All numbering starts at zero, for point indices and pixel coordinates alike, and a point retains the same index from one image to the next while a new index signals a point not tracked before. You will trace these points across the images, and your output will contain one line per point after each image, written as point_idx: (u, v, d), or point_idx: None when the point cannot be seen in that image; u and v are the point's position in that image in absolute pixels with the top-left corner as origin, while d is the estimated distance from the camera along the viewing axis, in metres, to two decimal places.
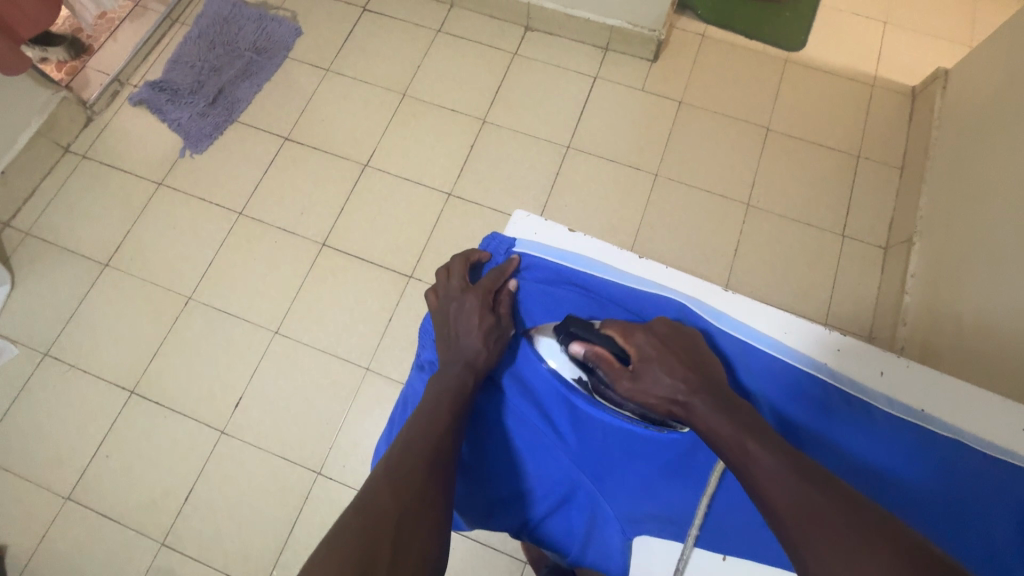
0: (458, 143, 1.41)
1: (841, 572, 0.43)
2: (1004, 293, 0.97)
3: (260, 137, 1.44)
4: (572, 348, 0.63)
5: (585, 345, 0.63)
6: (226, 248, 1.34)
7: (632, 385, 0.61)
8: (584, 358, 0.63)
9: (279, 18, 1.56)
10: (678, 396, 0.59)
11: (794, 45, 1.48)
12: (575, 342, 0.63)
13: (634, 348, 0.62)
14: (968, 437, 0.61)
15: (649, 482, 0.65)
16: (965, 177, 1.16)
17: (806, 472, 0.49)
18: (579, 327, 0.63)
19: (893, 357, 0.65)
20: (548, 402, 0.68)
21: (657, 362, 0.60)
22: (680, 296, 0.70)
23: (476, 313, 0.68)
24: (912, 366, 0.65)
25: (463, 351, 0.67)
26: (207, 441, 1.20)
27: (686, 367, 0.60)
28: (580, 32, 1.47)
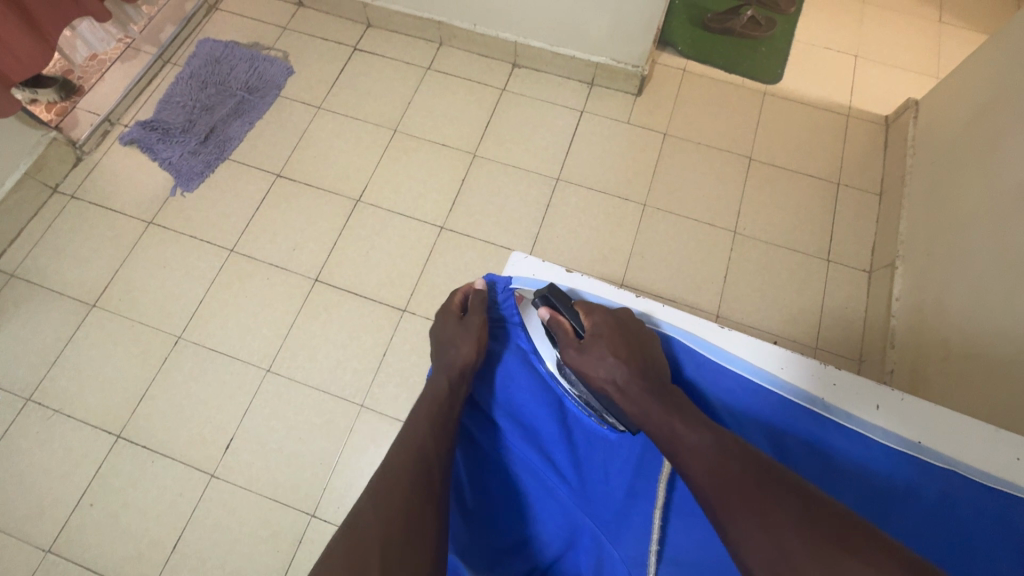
0: (449, 177, 1.43)
1: (754, 525, 0.46)
2: (985, 317, 1.00)
3: (251, 174, 1.45)
4: (540, 311, 0.71)
5: (552, 315, 0.70)
6: (217, 286, 1.33)
7: (578, 356, 0.66)
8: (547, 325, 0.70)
9: (271, 58, 1.59)
10: (615, 375, 0.63)
11: (770, 79, 1.54)
12: (545, 307, 0.71)
13: (591, 326, 0.68)
14: (966, 469, 0.62)
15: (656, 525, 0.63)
16: (941, 203, 1.20)
17: (728, 447, 0.53)
18: (554, 297, 0.70)
19: (887, 390, 0.66)
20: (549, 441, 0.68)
21: (604, 341, 0.66)
22: (675, 333, 0.72)
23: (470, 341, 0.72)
24: (906, 398, 0.66)
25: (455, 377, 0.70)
26: (196, 485, 1.16)
27: (630, 349, 0.65)
28: (567, 69, 1.52)
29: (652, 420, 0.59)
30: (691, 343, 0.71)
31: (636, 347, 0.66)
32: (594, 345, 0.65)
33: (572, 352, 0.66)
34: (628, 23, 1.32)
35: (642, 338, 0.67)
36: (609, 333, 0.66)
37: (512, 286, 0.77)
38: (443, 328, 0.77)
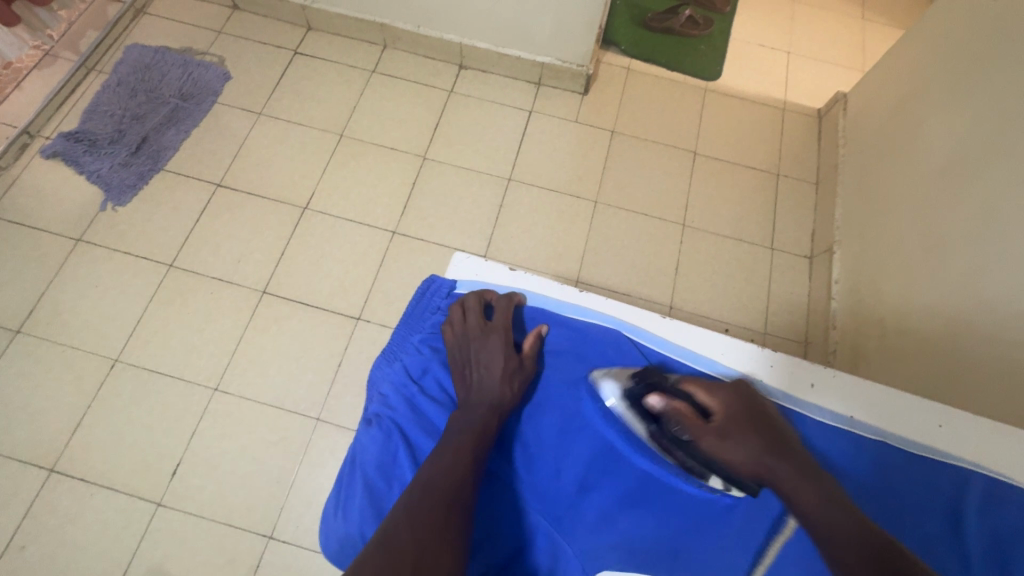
0: (400, 180, 1.41)
1: None
2: (915, 296, 1.06)
3: (189, 185, 1.39)
4: (652, 399, 0.63)
5: (664, 399, 0.63)
6: (156, 303, 1.27)
7: (716, 442, 0.61)
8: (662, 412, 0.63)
9: (205, 63, 1.52)
10: (761, 457, 0.59)
11: (710, 75, 1.59)
12: (655, 394, 0.63)
13: (715, 405, 0.63)
14: (892, 437, 0.66)
15: (608, 514, 0.64)
16: (871, 189, 1.27)
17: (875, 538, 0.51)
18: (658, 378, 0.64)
19: (821, 368, 0.69)
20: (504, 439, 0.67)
21: (737, 421, 0.61)
22: (619, 325, 0.73)
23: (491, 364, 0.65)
24: (838, 374, 0.69)
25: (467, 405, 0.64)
26: (143, 516, 1.10)
27: (758, 425, 0.62)
28: (513, 69, 1.52)
29: (807, 501, 0.56)
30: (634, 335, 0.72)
31: (762, 419, 0.62)
32: (732, 431, 0.61)
33: (711, 442, 0.61)
34: (570, 23, 1.33)
35: (761, 408, 0.64)
36: (737, 415, 0.62)
37: (454, 287, 0.75)
38: (464, 331, 0.68)
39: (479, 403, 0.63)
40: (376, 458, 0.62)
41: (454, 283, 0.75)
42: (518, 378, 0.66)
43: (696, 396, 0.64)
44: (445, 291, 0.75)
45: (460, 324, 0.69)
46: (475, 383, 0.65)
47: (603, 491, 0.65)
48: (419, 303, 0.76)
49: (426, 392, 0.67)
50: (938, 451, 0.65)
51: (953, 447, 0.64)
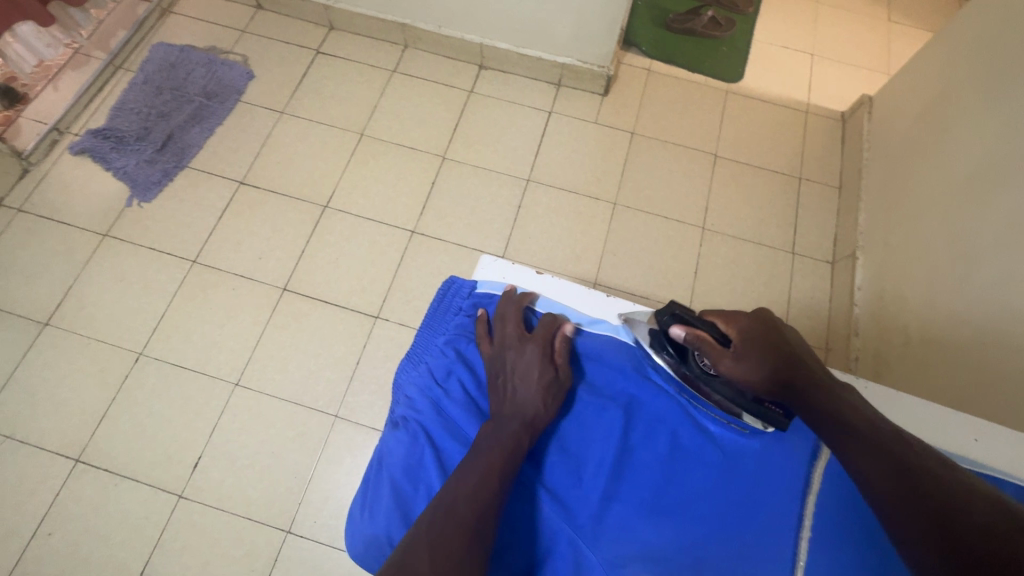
0: (419, 180, 1.41)
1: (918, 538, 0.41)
2: (940, 303, 1.04)
3: (212, 182, 1.41)
4: (675, 329, 0.66)
5: (686, 329, 0.66)
6: (179, 298, 1.29)
7: (733, 364, 0.61)
8: (685, 341, 0.65)
9: (230, 62, 1.54)
10: (779, 378, 0.58)
11: (732, 77, 1.58)
12: (677, 325, 0.66)
13: (736, 332, 0.63)
14: None
15: (632, 520, 0.58)
16: (897, 194, 1.25)
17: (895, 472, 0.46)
18: (683, 310, 0.67)
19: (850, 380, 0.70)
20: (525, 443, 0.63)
21: (758, 343, 0.61)
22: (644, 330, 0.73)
23: (534, 368, 0.65)
24: (869, 386, 0.69)
25: (504, 406, 0.62)
26: (164, 507, 1.12)
27: (771, 341, 0.60)
28: (533, 70, 1.52)
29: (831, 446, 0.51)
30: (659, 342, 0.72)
31: (783, 341, 0.61)
32: (746, 352, 0.61)
33: (725, 363, 0.61)
34: (591, 24, 1.33)
35: (789, 337, 0.62)
36: (759, 338, 0.61)
37: (477, 290, 0.77)
38: (500, 342, 0.68)
39: (511, 416, 0.60)
40: (402, 460, 0.62)
41: (475, 285, 0.78)
42: (553, 393, 0.64)
43: (706, 334, 0.64)
44: (466, 293, 0.77)
45: (496, 338, 0.69)
46: (507, 396, 0.63)
47: (627, 501, 0.60)
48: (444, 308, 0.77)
49: (451, 395, 0.66)
50: (974, 463, 0.63)
51: (989, 459, 0.63)
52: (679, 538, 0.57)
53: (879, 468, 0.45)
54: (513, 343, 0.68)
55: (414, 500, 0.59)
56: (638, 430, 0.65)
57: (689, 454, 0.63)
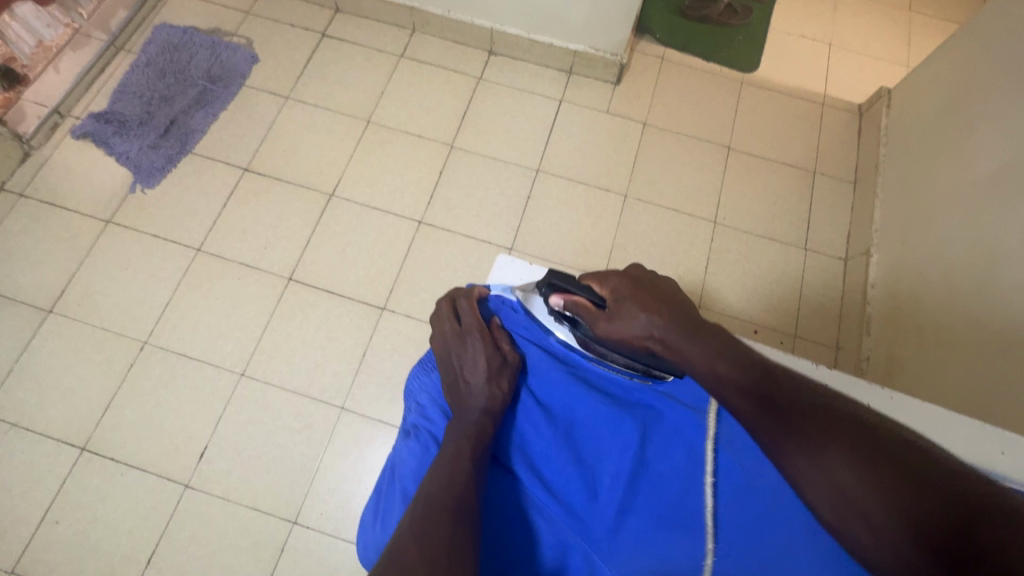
0: (426, 169, 1.39)
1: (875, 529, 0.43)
2: (957, 305, 1.02)
3: (216, 169, 1.38)
4: (552, 300, 0.67)
5: (565, 297, 0.66)
6: (184, 287, 1.27)
7: (609, 324, 0.60)
8: (564, 309, 0.66)
9: (233, 45, 1.51)
10: (652, 331, 0.57)
11: (748, 67, 1.54)
12: (555, 294, 0.66)
13: (609, 291, 0.62)
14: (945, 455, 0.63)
15: (649, 533, 0.57)
16: (914, 191, 1.22)
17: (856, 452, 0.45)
18: (559, 279, 0.66)
19: (876, 389, 0.67)
20: (541, 454, 0.63)
21: (629, 299, 0.59)
22: None
23: (482, 354, 0.68)
24: (895, 396, 0.67)
25: (473, 398, 0.65)
26: (171, 496, 1.12)
27: (638, 289, 0.60)
28: (544, 57, 1.48)
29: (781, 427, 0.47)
30: None
31: (657, 290, 0.60)
32: (620, 309, 0.60)
33: (604, 325, 0.61)
34: (605, 10, 1.29)
35: (665, 287, 0.61)
36: (627, 293, 0.60)
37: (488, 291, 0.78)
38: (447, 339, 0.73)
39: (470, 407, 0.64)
40: (414, 470, 0.60)
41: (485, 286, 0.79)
42: (504, 376, 0.67)
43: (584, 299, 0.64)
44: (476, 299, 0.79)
45: (447, 335, 0.73)
46: (460, 388, 0.67)
47: (643, 515, 0.59)
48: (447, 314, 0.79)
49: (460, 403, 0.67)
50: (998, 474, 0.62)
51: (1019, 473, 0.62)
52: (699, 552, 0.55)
53: (825, 478, 0.45)
54: (458, 335, 0.72)
55: None
56: (656, 442, 0.63)
57: None
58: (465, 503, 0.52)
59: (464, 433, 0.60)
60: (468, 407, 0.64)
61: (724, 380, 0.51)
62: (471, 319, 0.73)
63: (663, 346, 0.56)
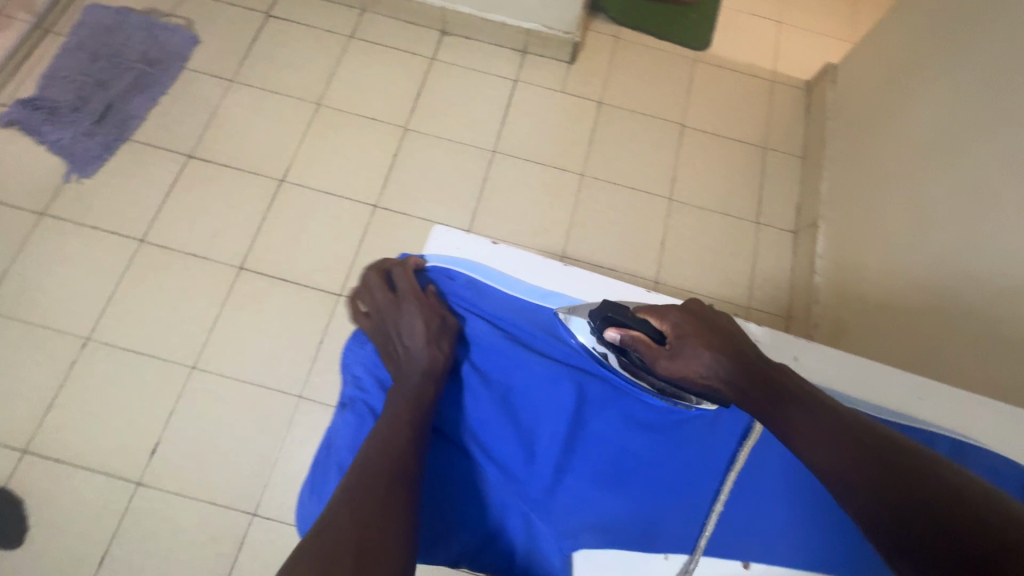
0: (381, 152, 1.36)
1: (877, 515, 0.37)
2: (897, 270, 1.07)
3: (158, 156, 1.32)
4: (607, 334, 0.57)
5: (621, 331, 0.56)
6: (129, 279, 1.22)
7: (670, 364, 0.53)
8: (620, 344, 0.57)
9: (172, 26, 1.44)
10: (719, 373, 0.51)
11: (701, 45, 1.55)
12: (611, 328, 0.56)
13: (670, 326, 0.55)
14: (865, 404, 0.66)
15: (583, 491, 0.62)
16: (858, 162, 1.26)
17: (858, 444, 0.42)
18: (615, 311, 0.56)
19: (802, 343, 0.69)
20: (481, 424, 0.62)
21: (695, 337, 0.53)
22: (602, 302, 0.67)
23: (421, 320, 0.62)
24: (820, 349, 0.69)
25: (413, 369, 0.60)
26: (122, 495, 1.08)
27: (706, 328, 0.54)
28: (498, 36, 1.47)
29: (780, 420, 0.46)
30: None
31: (720, 329, 0.54)
32: (689, 348, 0.52)
33: (667, 364, 0.53)
34: None
35: (725, 323, 0.56)
36: (694, 330, 0.54)
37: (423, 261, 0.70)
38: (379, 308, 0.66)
39: (408, 371, 0.60)
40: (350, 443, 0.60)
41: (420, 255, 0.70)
42: (445, 340, 0.63)
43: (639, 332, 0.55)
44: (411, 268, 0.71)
45: (376, 302, 0.66)
46: (397, 355, 0.62)
47: (581, 473, 0.62)
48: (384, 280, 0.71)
49: None
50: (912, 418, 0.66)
51: (931, 416, 0.66)
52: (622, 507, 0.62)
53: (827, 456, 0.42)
54: (392, 302, 0.65)
55: None
56: (595, 406, 0.63)
57: (648, 425, 0.62)
58: (404, 474, 0.51)
59: (402, 404, 0.57)
60: (410, 377, 0.60)
61: (794, 421, 0.45)
62: (405, 285, 0.66)
63: (733, 393, 0.50)
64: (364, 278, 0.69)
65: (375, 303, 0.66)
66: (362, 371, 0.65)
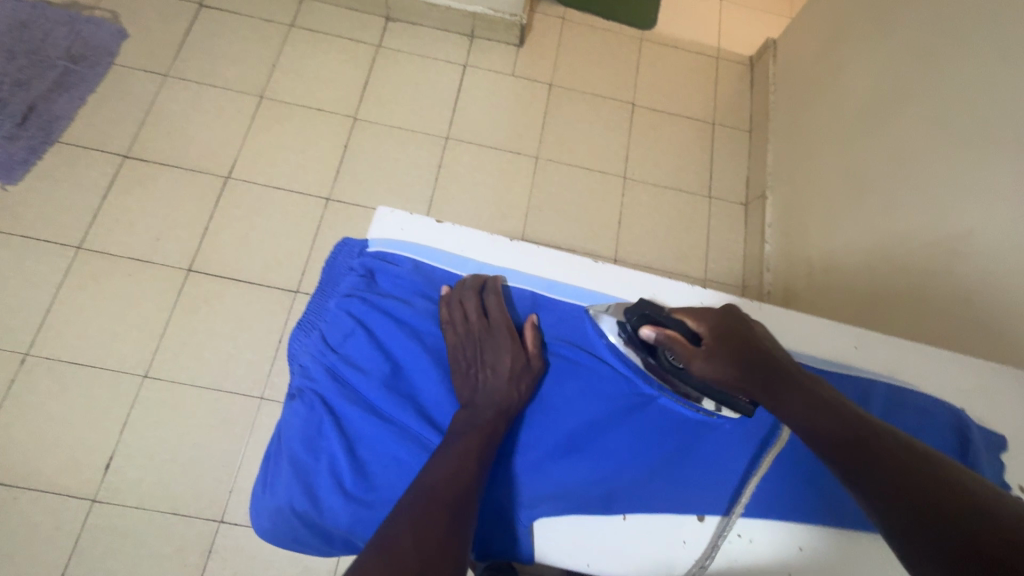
0: (330, 144, 1.33)
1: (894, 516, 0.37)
2: (840, 234, 1.11)
3: (91, 157, 1.25)
4: (642, 331, 0.58)
5: (656, 329, 0.58)
6: (67, 290, 1.16)
7: (704, 365, 0.54)
8: (655, 342, 0.58)
9: (95, 19, 1.35)
10: (746, 376, 0.52)
11: (646, 24, 1.57)
12: (647, 325, 0.58)
13: (705, 330, 0.56)
14: (805, 356, 0.68)
15: (541, 462, 0.60)
16: (800, 133, 1.30)
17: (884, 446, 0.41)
18: (654, 310, 0.58)
19: (747, 303, 0.70)
20: (434, 403, 0.61)
21: (728, 340, 0.54)
22: (549, 277, 0.68)
23: (509, 355, 0.61)
24: (763, 307, 0.70)
25: (491, 399, 0.58)
26: (77, 514, 1.03)
27: (739, 334, 0.55)
28: (444, 21, 1.44)
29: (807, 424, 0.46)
30: (568, 287, 0.67)
31: (748, 333, 0.55)
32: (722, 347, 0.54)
33: (698, 362, 0.55)
34: None
35: (758, 331, 0.57)
36: (727, 335, 0.55)
37: (367, 246, 0.67)
38: (462, 333, 0.62)
39: (489, 404, 0.58)
40: (300, 432, 0.58)
41: (365, 241, 0.68)
42: (526, 378, 0.61)
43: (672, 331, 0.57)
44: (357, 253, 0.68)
45: (461, 322, 0.62)
46: (479, 383, 0.60)
47: (542, 446, 0.60)
48: (332, 266, 0.69)
49: (347, 361, 0.61)
50: (851, 366, 0.68)
51: (867, 364, 0.68)
52: (585, 474, 0.60)
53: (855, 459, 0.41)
54: (482, 331, 0.62)
55: (317, 472, 0.57)
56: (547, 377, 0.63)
57: (603, 396, 0.63)
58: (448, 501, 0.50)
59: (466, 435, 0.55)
60: (487, 409, 0.58)
61: (814, 419, 0.45)
62: (497, 311, 0.63)
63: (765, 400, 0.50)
64: (457, 292, 0.64)
65: (461, 329, 0.62)
66: (310, 358, 0.61)
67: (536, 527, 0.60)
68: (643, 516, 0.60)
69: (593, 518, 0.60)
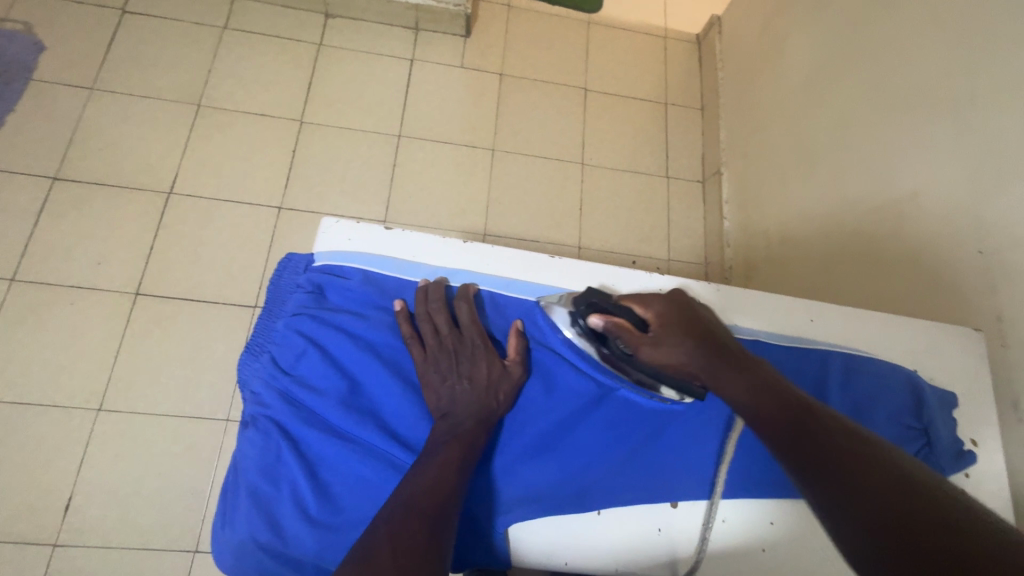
0: (277, 150, 1.28)
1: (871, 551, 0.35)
2: (793, 205, 1.14)
3: (15, 183, 1.17)
4: (591, 320, 0.58)
5: (604, 317, 0.57)
6: (3, 326, 1.08)
7: (654, 352, 0.54)
8: (603, 331, 0.57)
9: (6, 32, 1.26)
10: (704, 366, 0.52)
11: (593, 7, 1.56)
12: (595, 314, 0.58)
13: (653, 315, 0.56)
14: (764, 335, 0.68)
15: (511, 464, 0.59)
16: (749, 108, 1.32)
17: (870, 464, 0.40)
18: (601, 299, 0.59)
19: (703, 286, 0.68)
20: (397, 415, 0.59)
21: (679, 328, 0.54)
22: (504, 276, 0.66)
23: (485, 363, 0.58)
24: (719, 289, 0.69)
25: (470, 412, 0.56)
26: (37, 562, 0.98)
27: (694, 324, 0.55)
28: (386, 14, 1.40)
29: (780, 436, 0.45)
30: (524, 284, 0.66)
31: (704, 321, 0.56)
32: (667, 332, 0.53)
33: (648, 351, 0.54)
34: None
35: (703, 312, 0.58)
36: (677, 322, 0.55)
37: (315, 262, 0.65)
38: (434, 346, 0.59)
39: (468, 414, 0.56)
40: (257, 461, 0.56)
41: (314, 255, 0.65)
42: (504, 386, 0.59)
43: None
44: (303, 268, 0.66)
45: (433, 335, 0.60)
46: (455, 394, 0.57)
47: (512, 447, 0.59)
48: (279, 285, 0.66)
49: (302, 382, 0.59)
50: (808, 339, 0.69)
51: (825, 335, 0.69)
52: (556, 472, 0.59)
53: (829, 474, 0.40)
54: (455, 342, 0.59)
55: (278, 501, 0.55)
56: None
57: (567, 392, 0.62)
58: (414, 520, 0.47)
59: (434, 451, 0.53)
60: (467, 421, 0.56)
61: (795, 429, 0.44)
62: (467, 319, 0.61)
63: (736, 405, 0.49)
64: (424, 305, 0.62)
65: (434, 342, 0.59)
66: (262, 383, 0.59)
67: (512, 533, 0.59)
68: (618, 509, 0.60)
69: (572, 518, 0.59)
